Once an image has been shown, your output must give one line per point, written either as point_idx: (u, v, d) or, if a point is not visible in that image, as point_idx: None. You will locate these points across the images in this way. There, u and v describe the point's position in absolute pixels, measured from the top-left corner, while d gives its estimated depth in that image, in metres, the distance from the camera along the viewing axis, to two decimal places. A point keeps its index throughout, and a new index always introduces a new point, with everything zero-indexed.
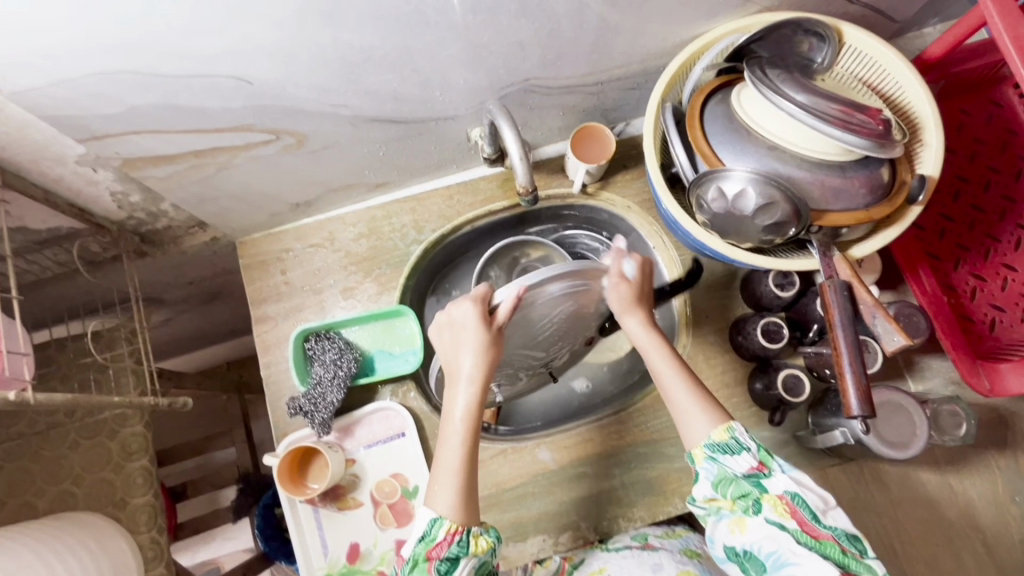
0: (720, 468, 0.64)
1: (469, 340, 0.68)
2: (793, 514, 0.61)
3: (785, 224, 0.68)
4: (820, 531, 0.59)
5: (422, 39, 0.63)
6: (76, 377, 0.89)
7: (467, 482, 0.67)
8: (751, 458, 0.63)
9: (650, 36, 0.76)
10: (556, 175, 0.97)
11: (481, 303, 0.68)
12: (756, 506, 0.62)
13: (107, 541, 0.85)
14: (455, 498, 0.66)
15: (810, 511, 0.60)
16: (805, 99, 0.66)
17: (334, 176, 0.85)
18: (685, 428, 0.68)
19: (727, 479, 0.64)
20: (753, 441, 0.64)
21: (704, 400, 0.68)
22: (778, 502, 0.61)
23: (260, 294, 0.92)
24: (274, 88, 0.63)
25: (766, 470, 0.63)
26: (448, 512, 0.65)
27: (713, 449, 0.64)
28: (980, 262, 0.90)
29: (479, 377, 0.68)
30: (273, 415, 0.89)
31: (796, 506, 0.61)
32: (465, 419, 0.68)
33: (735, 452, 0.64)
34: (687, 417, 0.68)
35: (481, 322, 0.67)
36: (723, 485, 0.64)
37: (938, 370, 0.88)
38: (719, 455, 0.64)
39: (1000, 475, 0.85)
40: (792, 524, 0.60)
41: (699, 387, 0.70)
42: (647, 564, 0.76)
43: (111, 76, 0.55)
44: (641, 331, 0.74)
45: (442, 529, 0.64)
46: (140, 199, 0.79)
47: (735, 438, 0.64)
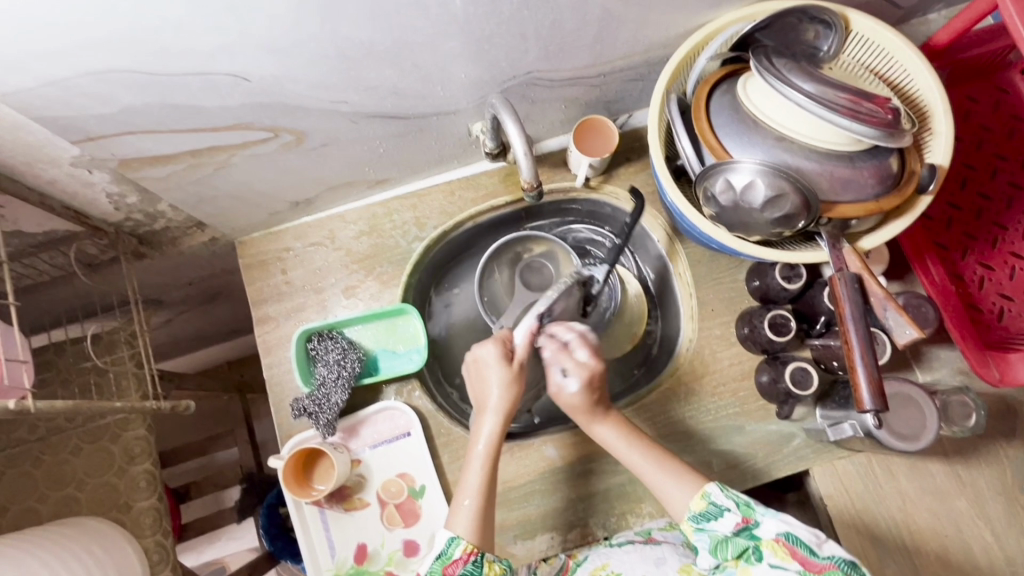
0: (711, 535, 0.66)
1: (495, 376, 0.75)
2: (793, 554, 0.61)
3: (794, 217, 0.67)
4: (822, 564, 0.59)
5: (424, 33, 0.62)
6: (77, 382, 0.88)
7: (484, 506, 0.71)
8: (734, 515, 0.65)
9: (653, 26, 0.75)
10: (558, 169, 0.96)
11: (502, 346, 0.76)
12: (757, 554, 0.63)
13: (112, 545, 0.84)
14: (473, 520, 0.69)
15: (807, 547, 0.61)
16: (813, 88, 0.64)
17: (333, 174, 0.84)
18: (669, 496, 0.72)
19: (722, 542, 0.65)
20: (730, 499, 0.66)
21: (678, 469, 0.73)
22: (775, 544, 0.62)
23: (260, 294, 0.91)
24: (272, 85, 0.61)
25: (753, 521, 0.64)
26: (465, 533, 0.68)
27: (698, 520, 0.68)
28: (988, 251, 0.89)
29: (504, 412, 0.75)
30: (277, 416, 0.88)
31: (793, 545, 0.61)
32: (487, 447, 0.74)
33: (718, 515, 0.66)
34: (665, 488, 0.72)
35: (504, 360, 0.76)
36: (722, 549, 0.65)
37: (946, 361, 0.87)
38: (705, 523, 0.67)
39: (1007, 464, 0.85)
40: (795, 565, 0.60)
41: (675, 462, 0.74)
42: (651, 558, 0.74)
43: (105, 75, 0.54)
44: (609, 433, 0.76)
45: (459, 547, 0.67)
46: (136, 200, 0.78)
47: (713, 502, 0.67)
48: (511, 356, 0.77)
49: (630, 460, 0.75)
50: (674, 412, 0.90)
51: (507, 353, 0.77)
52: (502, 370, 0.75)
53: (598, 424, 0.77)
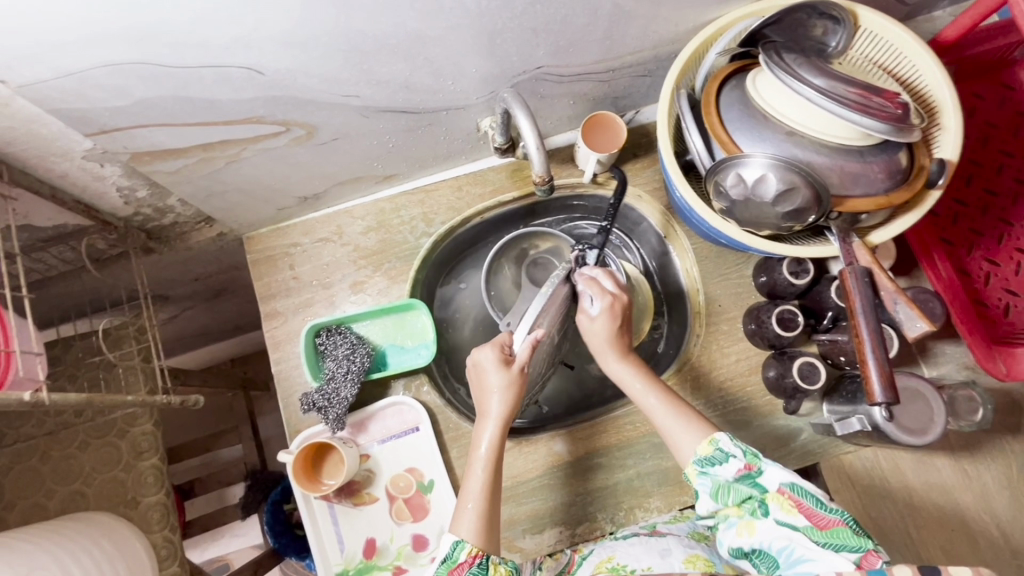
0: (714, 480, 0.66)
1: (495, 378, 0.75)
2: (799, 507, 0.61)
3: (805, 211, 0.67)
4: (827, 518, 0.60)
5: (437, 27, 0.62)
6: (85, 376, 0.88)
7: (487, 510, 0.70)
8: (738, 462, 0.65)
9: (663, 21, 0.75)
10: (566, 165, 0.96)
11: (499, 349, 0.76)
12: (762, 508, 0.63)
13: (121, 540, 0.84)
14: (477, 523, 0.69)
15: (814, 500, 0.61)
16: (823, 83, 0.65)
17: (342, 169, 0.84)
18: (678, 450, 0.71)
19: (724, 488, 0.65)
20: (737, 447, 0.66)
21: (688, 416, 0.72)
22: (781, 497, 0.62)
23: (268, 289, 0.91)
24: (285, 78, 0.61)
25: (756, 470, 0.64)
26: (469, 536, 0.68)
27: (702, 464, 0.67)
28: (994, 246, 0.89)
29: (504, 419, 0.75)
30: (286, 411, 0.88)
31: (799, 497, 0.61)
32: (488, 451, 0.73)
33: (723, 461, 0.66)
34: (675, 436, 0.71)
35: (502, 365, 0.75)
36: (723, 495, 0.65)
37: (953, 356, 0.88)
38: (709, 468, 0.66)
39: (1013, 458, 0.85)
40: (801, 520, 0.60)
41: (689, 412, 0.73)
42: (657, 550, 0.74)
43: (120, 67, 0.54)
44: (622, 368, 0.79)
45: (463, 551, 0.67)
46: (146, 194, 0.78)
47: (720, 449, 0.66)
48: (511, 359, 0.76)
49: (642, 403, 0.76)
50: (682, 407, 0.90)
51: (506, 357, 0.77)
52: (502, 375, 0.75)
53: (613, 359, 0.79)
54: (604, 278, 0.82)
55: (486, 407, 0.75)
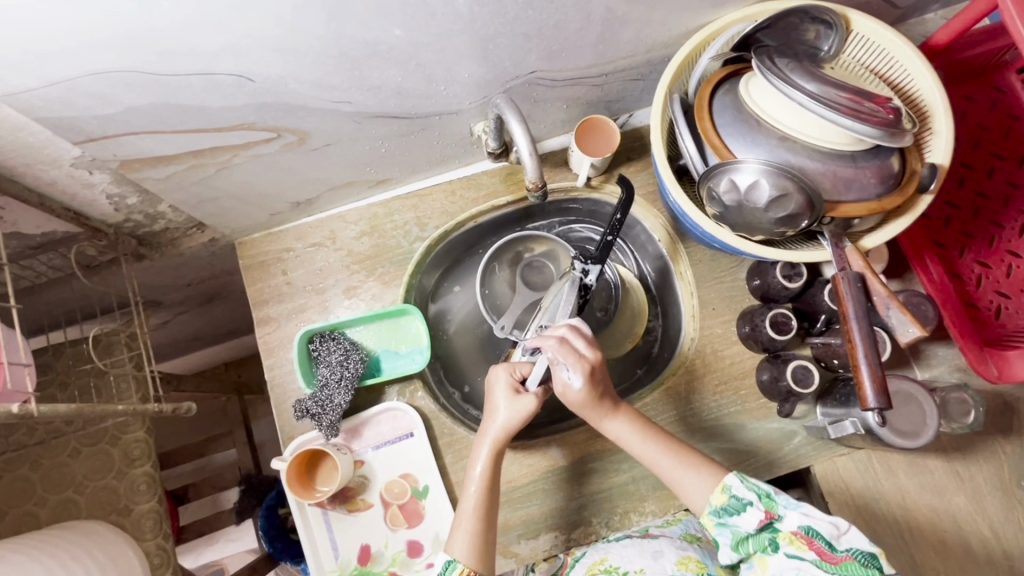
0: (733, 531, 0.67)
1: (502, 402, 0.75)
2: (810, 545, 0.62)
3: (798, 216, 0.67)
4: (839, 557, 0.61)
5: (428, 33, 0.62)
6: (76, 384, 0.87)
7: (480, 530, 0.71)
8: (757, 511, 0.65)
9: (655, 26, 0.75)
10: (559, 169, 0.96)
11: (511, 372, 0.78)
12: (773, 545, 0.64)
13: (113, 549, 0.84)
14: (470, 544, 0.70)
15: (825, 540, 0.61)
16: (815, 88, 0.65)
17: (335, 174, 0.83)
18: (687, 493, 0.71)
19: (743, 539, 0.67)
20: (752, 492, 0.66)
21: (698, 462, 0.73)
22: (793, 537, 0.63)
23: (261, 295, 0.91)
24: (276, 84, 0.61)
25: (776, 516, 0.64)
26: (462, 556, 0.70)
27: (718, 514, 0.68)
28: (985, 249, 0.90)
29: (500, 442, 0.74)
30: (279, 418, 0.88)
31: (811, 537, 0.62)
32: (482, 474, 0.73)
33: (740, 510, 0.66)
34: (686, 484, 0.72)
35: (512, 391, 0.76)
36: (742, 544, 0.67)
37: (944, 358, 0.88)
38: (727, 518, 0.67)
39: (1005, 460, 0.86)
40: (811, 555, 0.62)
41: (690, 454, 0.74)
42: (649, 551, 0.77)
43: (109, 75, 0.53)
44: (620, 425, 0.76)
45: (456, 570, 0.69)
46: (137, 201, 0.77)
47: (734, 497, 0.67)
48: (522, 389, 0.76)
49: (643, 454, 0.75)
50: (677, 411, 0.90)
51: (518, 386, 0.77)
52: (510, 400, 0.75)
53: (608, 419, 0.76)
54: (575, 338, 0.75)
55: (487, 426, 0.75)
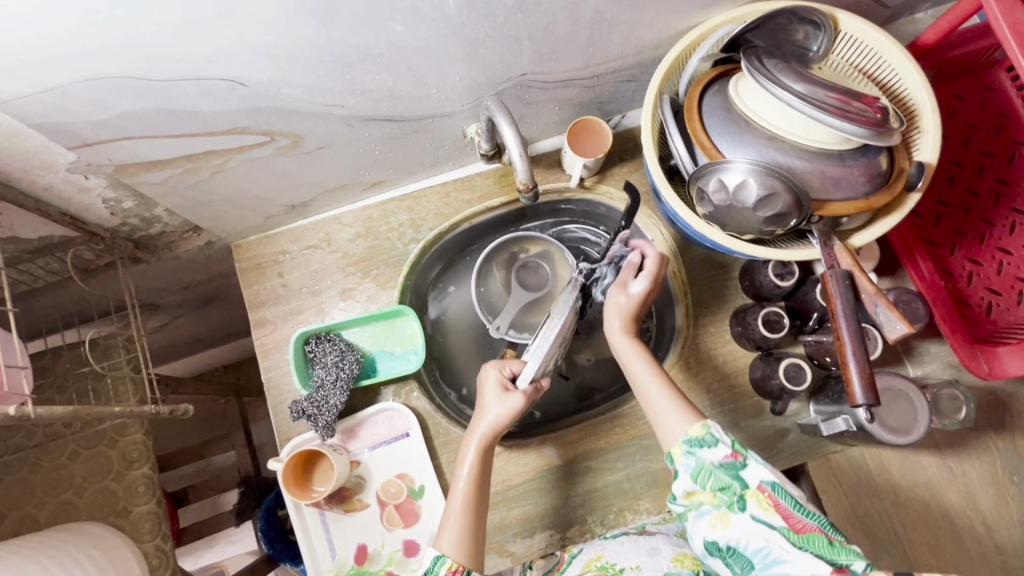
0: (699, 462, 0.66)
1: (490, 400, 0.76)
2: (777, 508, 0.63)
3: (786, 215, 0.68)
4: (804, 522, 0.62)
5: (417, 37, 0.62)
6: (74, 386, 0.88)
7: (470, 524, 0.71)
8: (726, 448, 0.66)
9: (644, 28, 0.76)
10: (553, 171, 0.97)
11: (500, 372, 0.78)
12: (740, 503, 0.64)
13: (112, 550, 0.84)
14: (459, 541, 0.70)
15: (792, 503, 0.62)
16: (803, 88, 0.65)
17: (330, 177, 0.84)
18: (664, 428, 0.72)
19: (705, 472, 0.66)
20: (727, 435, 0.67)
21: (682, 402, 0.73)
22: (760, 494, 0.63)
23: (257, 297, 0.91)
24: (268, 89, 0.62)
25: (741, 460, 0.65)
26: (450, 551, 0.69)
27: (691, 445, 0.68)
28: (976, 246, 0.91)
29: (488, 440, 0.74)
30: (276, 419, 0.88)
31: (779, 498, 0.63)
32: (468, 472, 0.73)
33: (711, 445, 0.67)
34: (664, 421, 0.72)
35: (500, 387, 0.77)
36: (703, 477, 0.66)
37: (937, 355, 0.89)
38: (697, 449, 0.67)
39: (999, 456, 0.86)
40: (779, 520, 0.62)
41: (679, 394, 0.74)
42: (645, 548, 0.75)
43: (102, 80, 0.54)
44: (624, 340, 0.81)
45: (444, 566, 0.68)
46: (132, 205, 0.78)
47: (711, 433, 0.67)
48: (511, 386, 0.77)
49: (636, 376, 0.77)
50: None
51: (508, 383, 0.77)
52: (498, 397, 0.76)
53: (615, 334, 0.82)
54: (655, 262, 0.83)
55: (477, 423, 0.75)
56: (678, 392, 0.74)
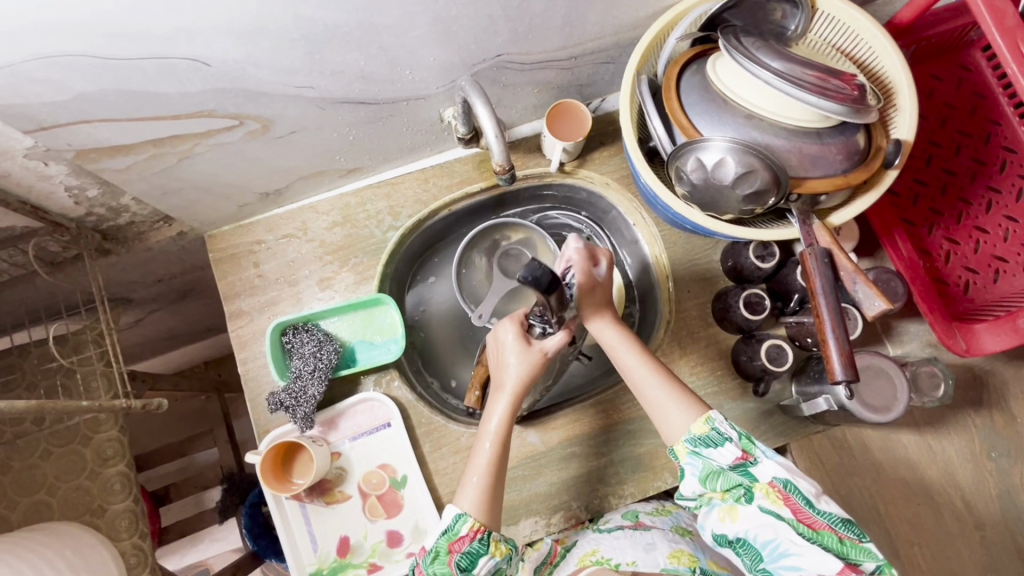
0: (705, 462, 0.67)
1: (515, 357, 0.73)
2: (786, 501, 0.64)
3: (765, 193, 0.67)
4: (815, 518, 0.63)
5: (387, 15, 0.61)
6: (42, 384, 0.85)
7: (492, 484, 0.71)
8: (735, 448, 0.66)
9: (621, 7, 0.75)
10: (532, 155, 0.95)
11: (520, 325, 0.75)
12: (748, 496, 0.66)
13: (86, 549, 0.82)
14: (480, 498, 0.70)
15: (803, 497, 0.64)
16: (781, 66, 0.65)
17: (304, 163, 0.82)
18: (667, 426, 0.70)
19: (714, 473, 0.67)
20: (734, 430, 0.66)
21: (680, 393, 0.71)
22: (770, 489, 0.65)
23: (232, 288, 0.89)
24: (234, 69, 0.60)
25: (752, 459, 0.66)
26: (472, 509, 0.69)
27: (696, 444, 0.67)
28: (953, 225, 0.91)
29: (518, 393, 0.73)
30: (254, 412, 0.87)
31: (788, 492, 0.64)
32: (499, 427, 0.73)
33: (719, 444, 0.66)
34: (664, 414, 0.70)
35: (524, 344, 0.74)
36: (712, 479, 0.67)
37: (916, 334, 0.89)
38: (703, 448, 0.67)
39: (977, 433, 0.87)
40: (786, 512, 0.63)
41: (677, 385, 0.72)
42: (642, 544, 0.80)
43: (56, 59, 0.52)
44: (611, 332, 0.76)
45: (466, 524, 0.68)
46: (97, 193, 0.75)
47: (716, 430, 0.67)
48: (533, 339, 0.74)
49: (631, 373, 0.74)
50: None
51: (526, 335, 0.75)
52: (521, 351, 0.73)
53: (602, 325, 0.76)
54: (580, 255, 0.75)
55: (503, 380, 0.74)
56: (676, 383, 0.72)
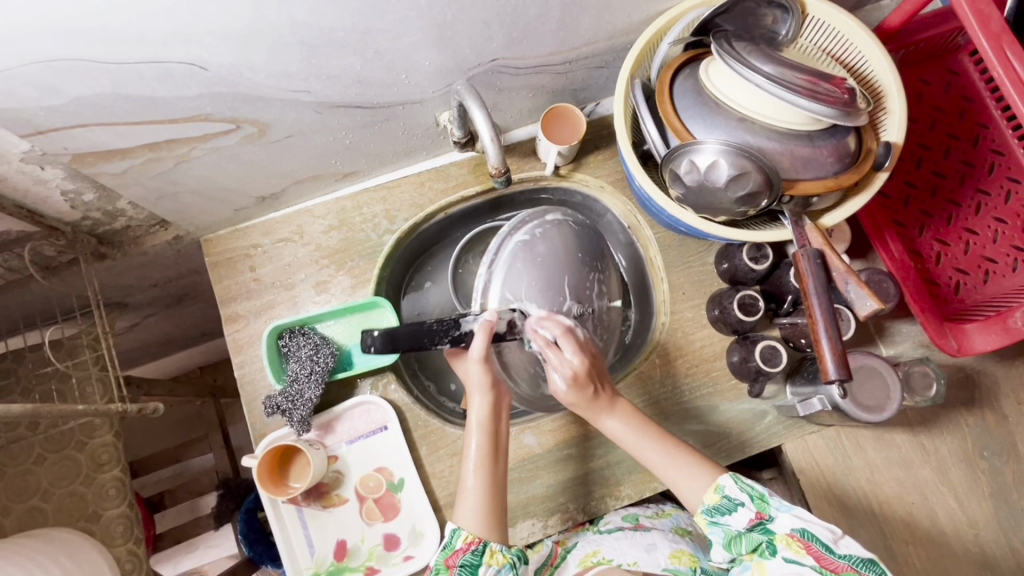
0: (725, 528, 0.69)
1: (479, 399, 0.75)
2: (808, 549, 0.63)
3: (757, 195, 0.68)
4: (838, 563, 0.61)
5: (383, 20, 0.61)
6: (37, 389, 0.85)
7: (491, 500, 0.72)
8: (748, 511, 0.67)
9: (615, 12, 0.75)
10: (528, 159, 0.96)
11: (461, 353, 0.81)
12: (771, 548, 0.66)
13: (81, 555, 0.82)
14: (478, 514, 0.71)
15: (823, 544, 0.63)
16: (772, 70, 0.66)
17: (300, 167, 0.83)
18: (682, 488, 0.73)
19: (736, 538, 0.68)
20: (744, 493, 0.68)
21: (698, 460, 0.74)
22: (790, 540, 0.65)
23: (228, 292, 0.89)
24: (231, 73, 0.60)
25: (767, 516, 0.67)
26: (468, 524, 0.70)
27: (711, 514, 0.69)
28: (943, 227, 0.92)
29: (489, 420, 0.76)
30: (250, 416, 0.87)
31: (808, 541, 0.64)
32: (480, 448, 0.74)
33: (731, 509, 0.68)
34: (679, 478, 0.73)
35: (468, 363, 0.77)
36: (736, 544, 0.68)
37: (908, 334, 0.90)
38: (719, 517, 0.69)
39: (968, 432, 0.88)
40: (809, 560, 0.63)
41: (687, 451, 0.75)
42: (642, 544, 0.81)
43: (53, 63, 0.52)
44: (618, 426, 0.76)
45: (461, 538, 0.70)
46: (94, 198, 0.75)
47: (726, 497, 0.69)
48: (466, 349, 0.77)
49: (646, 459, 0.75)
50: (652, 393, 0.91)
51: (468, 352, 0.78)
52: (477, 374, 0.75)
53: (605, 417, 0.76)
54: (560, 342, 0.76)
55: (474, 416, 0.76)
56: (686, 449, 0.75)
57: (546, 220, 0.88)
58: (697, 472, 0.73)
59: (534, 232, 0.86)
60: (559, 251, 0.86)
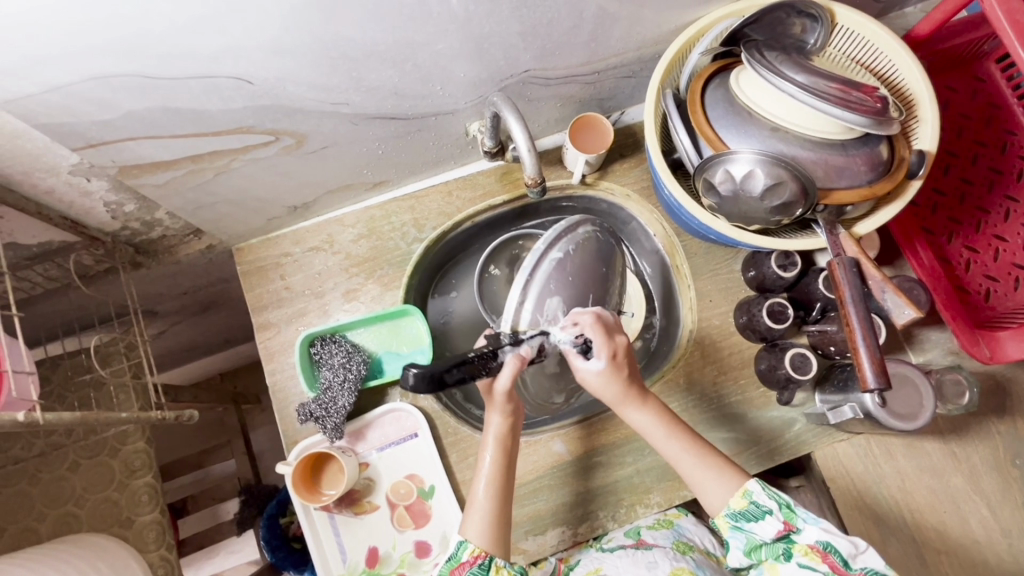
0: (749, 535, 0.67)
1: (495, 420, 0.74)
2: (824, 558, 0.63)
3: (792, 204, 0.68)
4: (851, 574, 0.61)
5: (423, 33, 0.62)
6: (74, 396, 0.86)
7: (498, 512, 0.72)
8: (776, 520, 0.66)
9: (645, 23, 0.76)
10: (554, 167, 0.97)
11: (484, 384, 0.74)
12: (787, 554, 0.65)
13: (117, 561, 0.83)
14: (485, 527, 0.71)
15: (841, 556, 0.62)
16: (805, 79, 0.66)
17: (333, 177, 0.84)
18: (706, 493, 0.71)
19: (757, 546, 0.67)
20: (773, 501, 0.67)
21: (720, 465, 0.72)
22: (810, 550, 0.64)
23: (260, 300, 0.90)
24: (274, 87, 0.61)
25: (794, 528, 0.65)
26: (474, 538, 0.70)
27: (735, 518, 0.68)
28: (972, 234, 0.92)
29: (503, 437, 0.76)
30: (283, 423, 0.87)
31: (827, 552, 0.63)
32: (492, 465, 0.74)
33: (758, 517, 0.67)
34: (703, 483, 0.71)
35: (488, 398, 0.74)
36: (755, 551, 0.67)
37: (938, 342, 0.90)
38: (743, 522, 0.67)
39: (1000, 440, 0.87)
40: (824, 568, 0.62)
41: (710, 453, 0.73)
42: (643, 562, 0.78)
43: (109, 79, 0.53)
44: (645, 418, 0.74)
45: (467, 550, 0.68)
46: (134, 208, 0.77)
47: (753, 504, 0.67)
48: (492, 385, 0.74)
49: (665, 452, 0.74)
50: (681, 399, 0.91)
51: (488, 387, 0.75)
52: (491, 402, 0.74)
53: (632, 409, 0.74)
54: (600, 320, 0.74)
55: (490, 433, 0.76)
56: (710, 451, 0.73)
57: (580, 234, 0.80)
58: (720, 478, 0.71)
59: (569, 249, 0.79)
60: (590, 267, 0.81)
